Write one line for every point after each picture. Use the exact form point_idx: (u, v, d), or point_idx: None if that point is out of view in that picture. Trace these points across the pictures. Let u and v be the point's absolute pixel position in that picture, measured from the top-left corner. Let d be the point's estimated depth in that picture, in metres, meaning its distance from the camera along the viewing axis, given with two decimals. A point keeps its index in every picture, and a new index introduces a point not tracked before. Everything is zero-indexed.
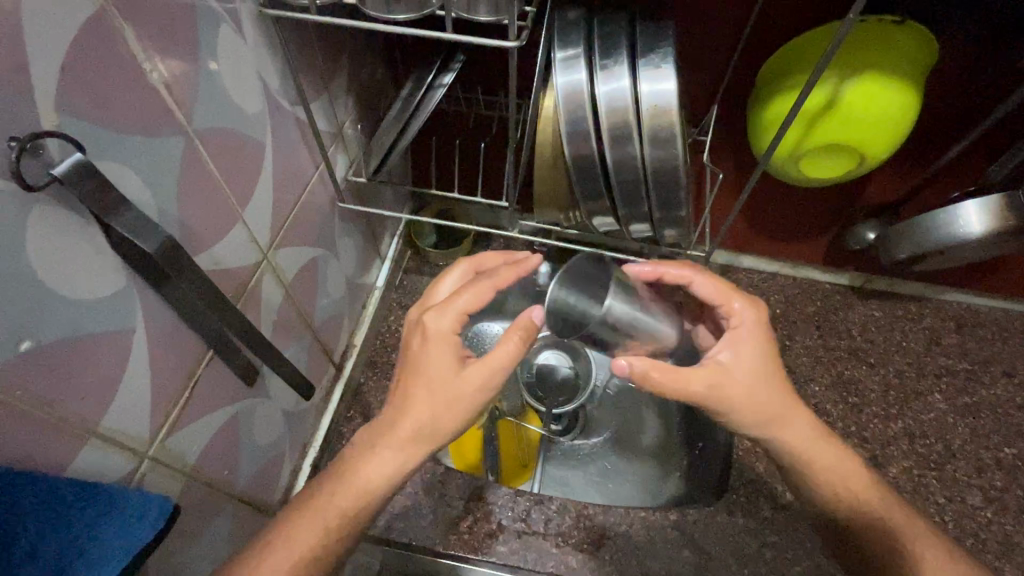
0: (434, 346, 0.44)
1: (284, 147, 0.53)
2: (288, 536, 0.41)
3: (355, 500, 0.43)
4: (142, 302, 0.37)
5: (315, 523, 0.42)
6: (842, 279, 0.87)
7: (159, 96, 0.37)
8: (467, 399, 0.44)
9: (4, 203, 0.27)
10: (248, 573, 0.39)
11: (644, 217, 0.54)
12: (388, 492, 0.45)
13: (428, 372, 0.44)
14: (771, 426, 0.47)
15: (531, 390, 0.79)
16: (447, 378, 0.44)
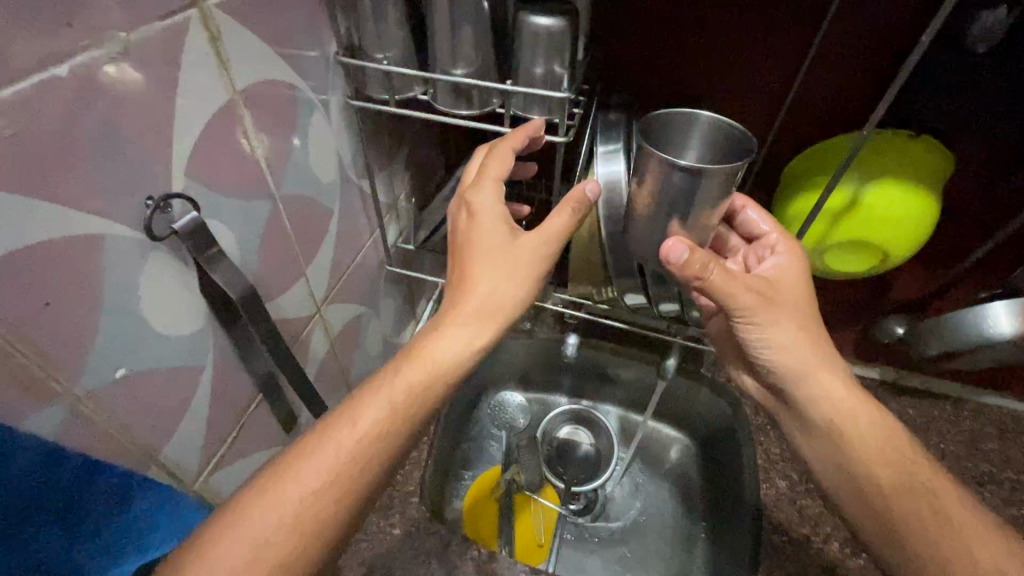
0: (480, 219, 0.45)
1: (348, 214, 0.59)
2: (349, 417, 0.38)
3: (424, 381, 0.41)
4: (215, 343, 0.41)
5: (381, 399, 0.39)
6: (873, 373, 0.86)
7: (258, 166, 0.43)
8: (527, 264, 0.44)
9: (133, 249, 0.33)
10: (308, 448, 0.37)
11: (673, 297, 0.57)
12: (460, 368, 0.43)
13: (477, 244, 0.45)
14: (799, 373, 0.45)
15: (551, 463, 0.78)
16: (501, 243, 0.44)
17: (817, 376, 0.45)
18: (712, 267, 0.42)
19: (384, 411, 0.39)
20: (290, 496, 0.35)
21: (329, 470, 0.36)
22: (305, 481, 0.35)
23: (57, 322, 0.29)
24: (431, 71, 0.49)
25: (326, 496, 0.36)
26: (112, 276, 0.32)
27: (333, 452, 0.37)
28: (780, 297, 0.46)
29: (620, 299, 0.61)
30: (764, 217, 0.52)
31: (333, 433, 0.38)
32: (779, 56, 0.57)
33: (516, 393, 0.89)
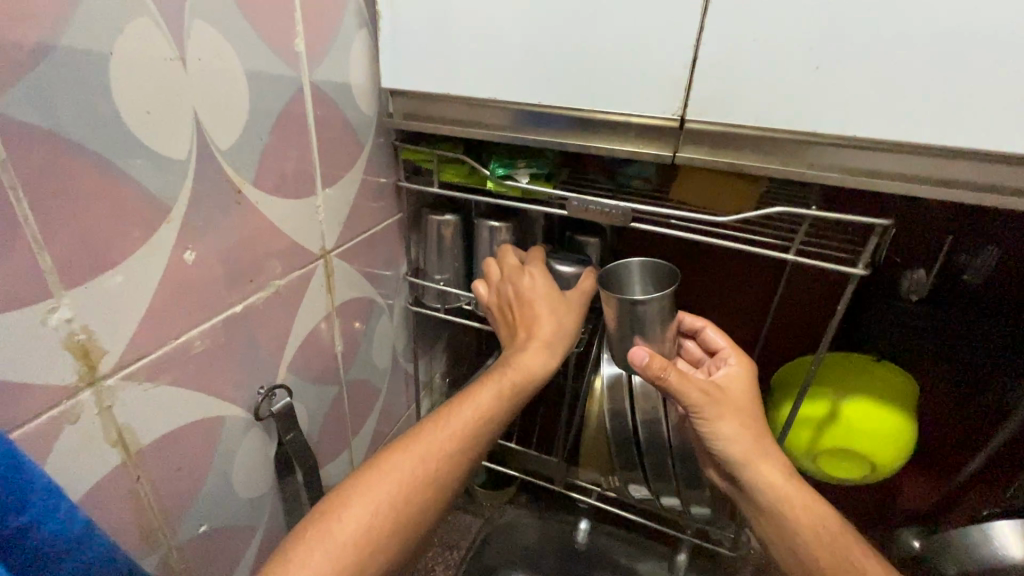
0: (538, 280, 0.53)
1: (392, 392, 0.70)
2: (470, 401, 0.46)
3: (526, 379, 0.48)
4: (271, 507, 0.49)
5: (494, 387, 0.47)
6: None
7: (335, 358, 0.55)
8: (573, 311, 0.53)
9: (241, 426, 0.43)
10: (434, 425, 0.44)
11: (673, 492, 0.62)
12: (546, 377, 0.50)
13: (536, 296, 0.52)
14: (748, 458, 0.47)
15: None
16: (556, 297, 0.53)
17: (765, 465, 0.47)
18: (673, 373, 0.47)
19: (495, 396, 0.46)
20: (430, 449, 0.42)
21: (449, 440, 0.43)
22: (439, 444, 0.43)
23: (179, 483, 0.38)
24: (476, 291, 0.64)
25: (451, 460, 0.43)
26: (220, 447, 0.41)
27: (457, 427, 0.44)
28: (722, 396, 0.49)
29: (626, 490, 0.67)
30: (722, 336, 0.55)
31: (457, 411, 0.45)
32: (750, 299, 0.68)
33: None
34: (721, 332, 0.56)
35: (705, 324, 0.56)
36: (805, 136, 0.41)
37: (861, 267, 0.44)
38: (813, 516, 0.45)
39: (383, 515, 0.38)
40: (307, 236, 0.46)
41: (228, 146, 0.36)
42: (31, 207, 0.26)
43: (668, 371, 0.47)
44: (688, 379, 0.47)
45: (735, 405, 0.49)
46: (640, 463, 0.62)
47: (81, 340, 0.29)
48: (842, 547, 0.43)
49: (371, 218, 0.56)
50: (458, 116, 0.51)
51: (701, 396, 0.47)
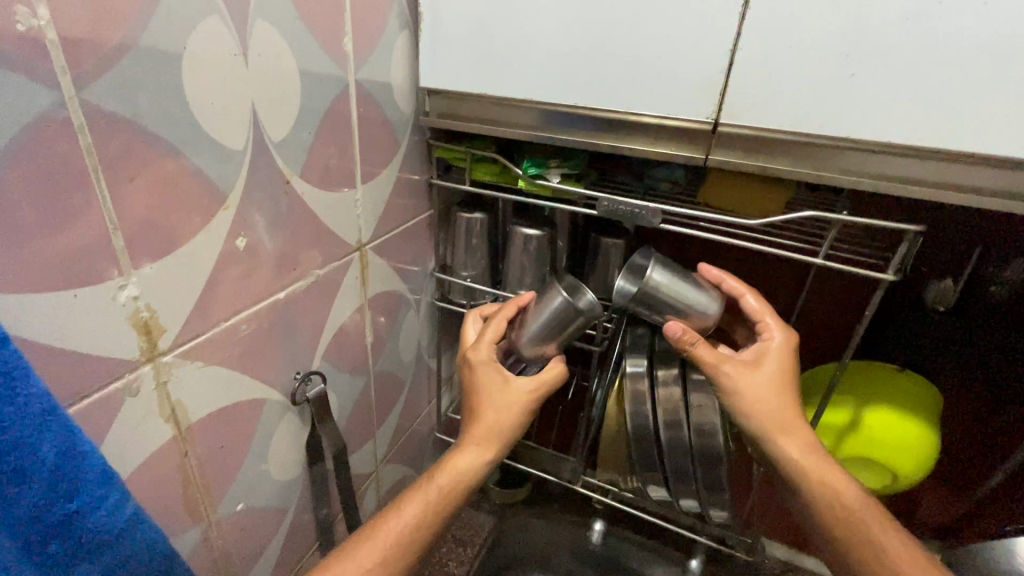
0: (479, 370, 0.52)
1: (415, 386, 0.71)
2: (395, 513, 0.47)
3: (452, 485, 0.49)
4: (301, 489, 0.50)
5: (419, 497, 0.47)
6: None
7: (364, 349, 0.57)
8: (518, 403, 0.51)
9: (278, 409, 0.45)
10: (356, 543, 0.45)
11: (692, 493, 0.63)
12: (482, 476, 0.50)
13: (477, 390, 0.52)
14: (770, 427, 0.47)
15: None
16: (500, 389, 0.52)
17: (788, 434, 0.47)
18: (701, 345, 0.49)
19: (420, 506, 0.47)
20: (348, 573, 0.42)
21: (372, 556, 0.44)
22: (360, 562, 0.43)
23: (222, 460, 0.40)
24: (502, 288, 0.65)
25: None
26: (259, 428, 0.43)
27: (380, 543, 0.44)
28: (752, 365, 0.49)
29: (645, 490, 0.67)
30: (761, 303, 0.53)
31: (381, 525, 0.46)
32: (773, 302, 0.69)
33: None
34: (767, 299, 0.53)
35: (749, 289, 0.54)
36: (838, 141, 0.41)
37: (890, 273, 0.44)
38: (828, 484, 0.45)
39: None
40: (346, 228, 0.48)
41: (280, 138, 0.38)
42: (109, 192, 0.28)
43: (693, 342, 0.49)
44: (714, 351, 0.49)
45: (764, 377, 0.49)
46: (659, 463, 0.63)
47: (144, 317, 0.31)
48: (858, 518, 0.44)
49: (404, 213, 0.58)
50: (493, 116, 0.53)
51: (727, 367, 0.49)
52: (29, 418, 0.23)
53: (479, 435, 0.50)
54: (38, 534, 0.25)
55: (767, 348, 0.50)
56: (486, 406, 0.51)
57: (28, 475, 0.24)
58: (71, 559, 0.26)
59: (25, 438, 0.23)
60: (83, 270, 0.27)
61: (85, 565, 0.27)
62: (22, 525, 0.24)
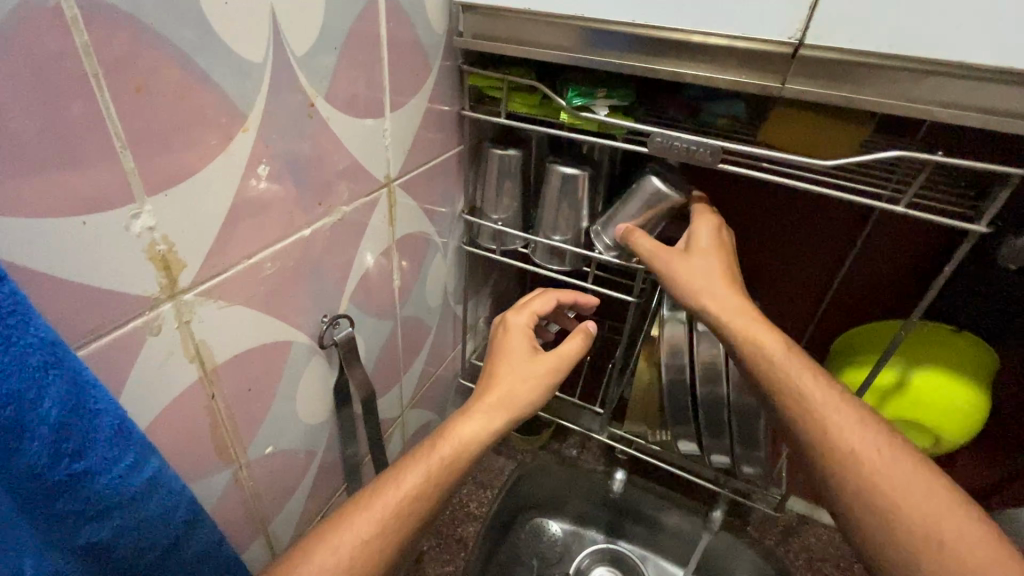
0: (512, 334, 0.57)
1: (441, 333, 0.70)
2: (395, 479, 0.45)
3: (456, 454, 0.47)
4: (329, 432, 0.50)
5: (423, 463, 0.46)
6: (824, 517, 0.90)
7: (392, 293, 0.54)
8: (541, 376, 0.54)
9: (306, 352, 0.43)
10: (356, 504, 0.43)
11: (725, 450, 0.61)
12: (482, 449, 0.49)
13: (503, 355, 0.55)
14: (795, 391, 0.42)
15: None
16: (522, 355, 0.55)
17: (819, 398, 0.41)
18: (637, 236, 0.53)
19: (421, 474, 0.45)
20: (348, 540, 0.41)
21: (373, 524, 0.42)
22: (359, 531, 0.41)
23: (250, 404, 0.38)
24: (534, 233, 0.61)
25: (372, 546, 0.41)
26: (288, 370, 0.41)
27: (382, 508, 0.43)
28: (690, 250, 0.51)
29: (674, 444, 0.65)
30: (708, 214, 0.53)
31: (380, 494, 0.44)
32: (823, 254, 0.65)
33: (552, 521, 0.94)
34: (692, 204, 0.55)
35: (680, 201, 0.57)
36: (945, 67, 0.35)
37: (981, 226, 0.39)
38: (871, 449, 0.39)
39: None
40: (375, 162, 0.44)
41: (303, 54, 0.33)
42: (113, 103, 0.24)
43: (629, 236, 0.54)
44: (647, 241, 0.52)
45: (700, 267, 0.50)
46: (692, 417, 0.61)
47: (161, 250, 0.28)
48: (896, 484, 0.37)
49: (434, 148, 0.54)
50: (534, 37, 0.47)
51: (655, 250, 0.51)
52: (30, 367, 0.21)
53: (488, 413, 0.51)
54: (46, 489, 0.23)
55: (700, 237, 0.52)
56: (494, 386, 0.53)
57: (29, 430, 0.22)
58: (85, 515, 0.25)
59: (25, 389, 0.21)
60: (94, 191, 0.24)
61: (99, 522, 0.25)
62: (25, 483, 0.22)
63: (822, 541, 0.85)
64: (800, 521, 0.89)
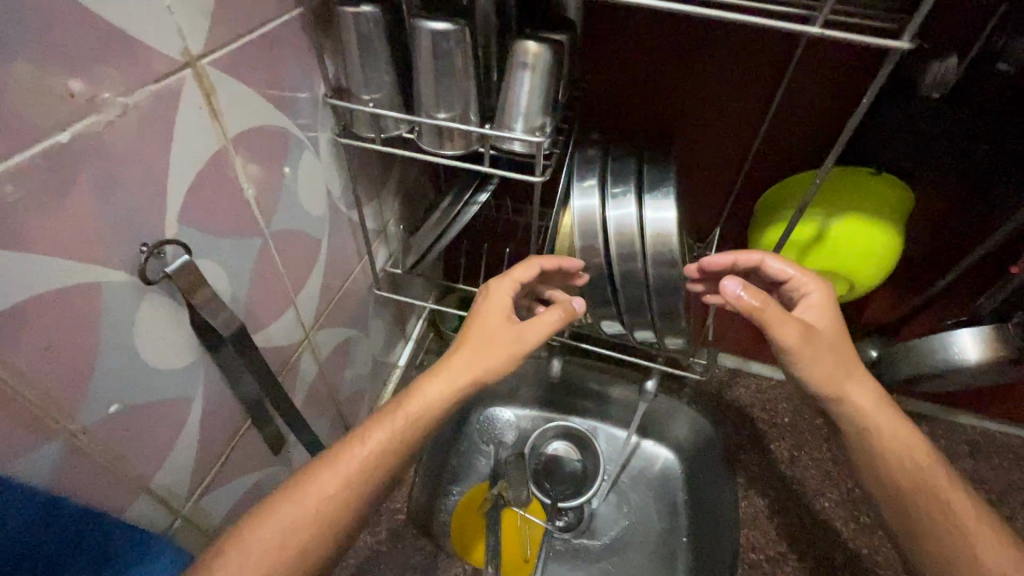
0: (492, 305, 0.54)
1: (337, 243, 0.62)
2: (361, 437, 0.48)
3: (421, 413, 0.49)
4: (204, 374, 0.44)
5: (389, 423, 0.48)
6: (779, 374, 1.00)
7: (248, 206, 0.46)
8: (509, 350, 0.51)
9: (127, 291, 0.35)
10: (324, 459, 0.46)
11: (647, 325, 0.60)
12: (449, 407, 0.50)
13: (481, 319, 0.53)
14: (849, 391, 0.50)
15: (538, 479, 0.88)
16: (497, 325, 0.52)
17: (862, 395, 0.50)
18: (764, 305, 0.48)
19: (385, 433, 0.47)
20: (314, 493, 0.44)
21: (339, 480, 0.45)
22: (325, 484, 0.45)
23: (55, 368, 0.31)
24: (416, 113, 0.51)
25: (336, 499, 0.44)
26: (108, 315, 0.34)
27: (347, 464, 0.46)
28: (812, 325, 0.50)
29: (598, 326, 0.64)
30: (785, 263, 0.54)
31: (347, 453, 0.46)
32: (749, 100, 0.59)
33: (502, 407, 0.99)
34: (781, 259, 0.55)
35: (763, 257, 0.55)
36: None
37: (905, 40, 0.33)
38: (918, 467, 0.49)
39: (257, 560, 0.40)
40: (152, 31, 0.33)
41: None
42: None
43: (761, 307, 0.48)
44: (823, 314, 0.52)
45: (826, 330, 0.51)
46: (613, 298, 0.59)
47: None
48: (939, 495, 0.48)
49: (260, 10, 0.41)
50: None
51: (796, 338, 0.48)
52: None
53: (451, 369, 0.50)
54: None
55: (806, 302, 0.53)
56: (462, 344, 0.52)
57: None
58: None
59: None
60: None
61: None
62: None
63: (749, 390, 0.99)
64: (732, 375, 1.01)
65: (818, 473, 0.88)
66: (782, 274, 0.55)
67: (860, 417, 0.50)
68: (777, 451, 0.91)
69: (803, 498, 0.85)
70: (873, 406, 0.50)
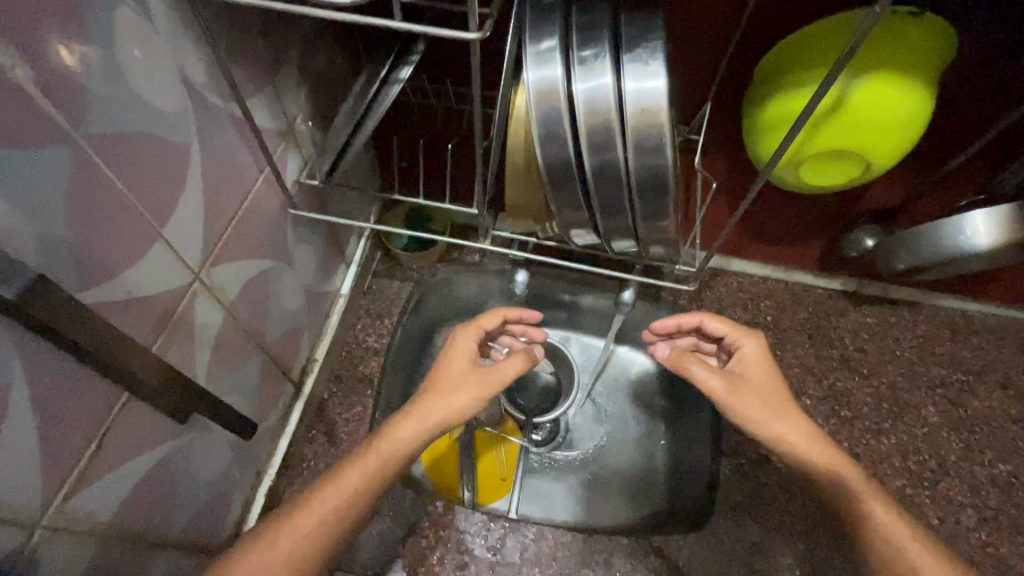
0: (455, 351, 0.58)
1: (218, 150, 0.47)
2: (334, 478, 0.50)
3: (389, 456, 0.51)
4: (16, 354, 0.32)
5: (360, 469, 0.50)
6: (767, 270, 0.92)
7: (26, 99, 0.31)
8: (474, 387, 0.55)
9: None
10: (300, 503, 0.49)
11: (627, 233, 0.49)
12: (414, 450, 0.53)
13: (445, 366, 0.57)
14: (777, 421, 0.54)
15: (509, 394, 0.75)
16: (460, 369, 0.56)
17: (794, 429, 0.54)
18: (688, 360, 0.57)
19: (358, 475, 0.50)
20: (286, 535, 0.47)
21: (312, 521, 0.48)
22: (299, 525, 0.47)
23: None
24: None
25: (309, 540, 0.47)
26: None
27: (320, 508, 0.48)
28: (747, 378, 0.57)
29: (567, 237, 0.52)
30: (720, 322, 0.62)
31: (320, 493, 0.49)
32: None
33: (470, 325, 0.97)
34: (718, 319, 0.62)
35: (703, 317, 0.63)
36: None
37: None
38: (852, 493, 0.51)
39: None
40: None
41: None
42: None
43: (680, 365, 0.57)
44: (763, 369, 0.58)
45: (759, 378, 0.57)
46: (586, 200, 0.46)
47: None
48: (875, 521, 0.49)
49: None
50: None
51: (721, 389, 0.56)
52: None
53: (419, 413, 0.53)
54: None
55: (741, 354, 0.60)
56: (430, 390, 0.55)
57: None
58: None
59: None
60: None
61: None
62: None
63: (730, 289, 0.92)
64: (714, 275, 0.93)
65: (799, 370, 0.85)
66: (720, 331, 0.62)
67: (798, 458, 0.53)
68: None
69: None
70: (809, 445, 0.53)
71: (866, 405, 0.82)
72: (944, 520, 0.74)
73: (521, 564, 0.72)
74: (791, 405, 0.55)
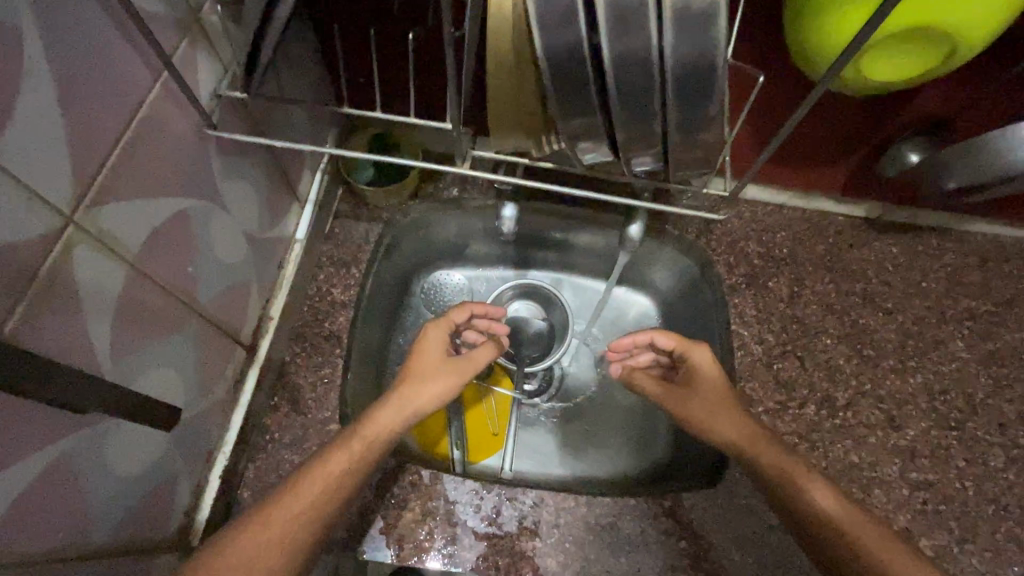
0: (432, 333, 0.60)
1: (81, 40, 0.34)
2: (320, 464, 0.47)
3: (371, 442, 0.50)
4: None
5: (346, 454, 0.48)
6: (782, 198, 0.82)
7: None
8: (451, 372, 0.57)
9: None
10: (280, 494, 0.45)
11: (654, 144, 0.38)
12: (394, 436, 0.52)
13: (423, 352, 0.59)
14: (709, 419, 0.60)
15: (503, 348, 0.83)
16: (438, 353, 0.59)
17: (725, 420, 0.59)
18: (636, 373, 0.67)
19: (345, 460, 0.48)
20: (271, 526, 0.43)
21: (301, 505, 0.45)
22: (285, 513, 0.44)
23: None
24: None
25: (296, 526, 0.44)
26: None
27: (308, 496, 0.45)
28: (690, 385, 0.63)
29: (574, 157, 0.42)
30: (667, 335, 0.66)
31: (307, 479, 0.46)
32: None
33: (451, 271, 0.88)
34: (665, 333, 0.66)
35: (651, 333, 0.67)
36: None
37: None
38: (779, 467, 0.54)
39: None
40: None
41: None
42: None
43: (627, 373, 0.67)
44: (709, 375, 0.62)
45: (704, 388, 0.62)
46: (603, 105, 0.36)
47: None
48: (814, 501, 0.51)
49: None
50: None
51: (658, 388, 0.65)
52: None
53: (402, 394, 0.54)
54: None
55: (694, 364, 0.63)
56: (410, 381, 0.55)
57: None
58: None
59: None
60: None
61: None
62: None
63: (745, 219, 0.82)
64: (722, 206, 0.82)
65: (818, 307, 0.77)
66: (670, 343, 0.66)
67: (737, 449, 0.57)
68: (774, 289, 0.78)
69: (804, 338, 0.74)
70: (751, 436, 0.57)
71: (890, 342, 0.75)
72: (974, 464, 0.68)
73: (520, 537, 0.61)
74: (732, 406, 0.60)
